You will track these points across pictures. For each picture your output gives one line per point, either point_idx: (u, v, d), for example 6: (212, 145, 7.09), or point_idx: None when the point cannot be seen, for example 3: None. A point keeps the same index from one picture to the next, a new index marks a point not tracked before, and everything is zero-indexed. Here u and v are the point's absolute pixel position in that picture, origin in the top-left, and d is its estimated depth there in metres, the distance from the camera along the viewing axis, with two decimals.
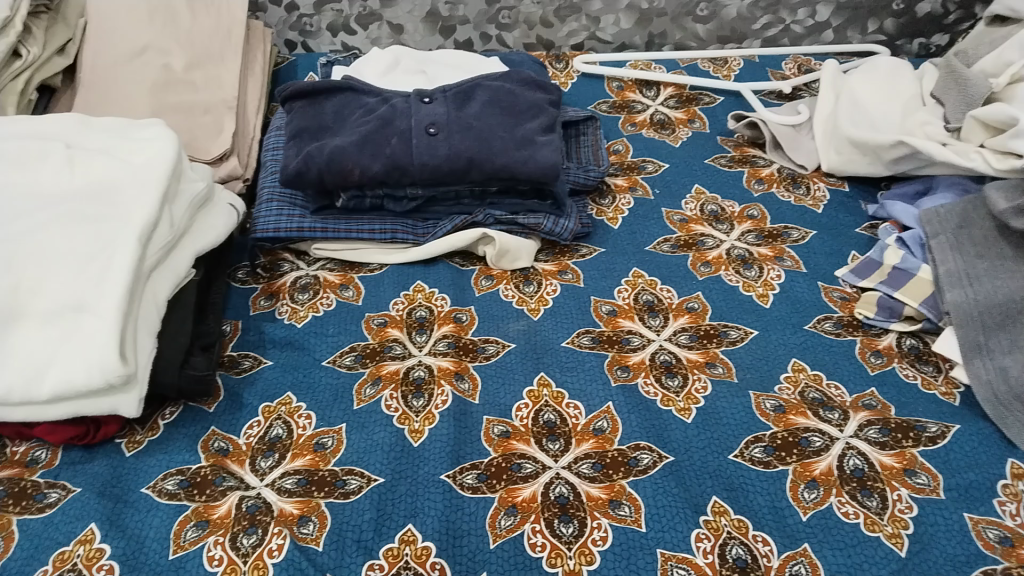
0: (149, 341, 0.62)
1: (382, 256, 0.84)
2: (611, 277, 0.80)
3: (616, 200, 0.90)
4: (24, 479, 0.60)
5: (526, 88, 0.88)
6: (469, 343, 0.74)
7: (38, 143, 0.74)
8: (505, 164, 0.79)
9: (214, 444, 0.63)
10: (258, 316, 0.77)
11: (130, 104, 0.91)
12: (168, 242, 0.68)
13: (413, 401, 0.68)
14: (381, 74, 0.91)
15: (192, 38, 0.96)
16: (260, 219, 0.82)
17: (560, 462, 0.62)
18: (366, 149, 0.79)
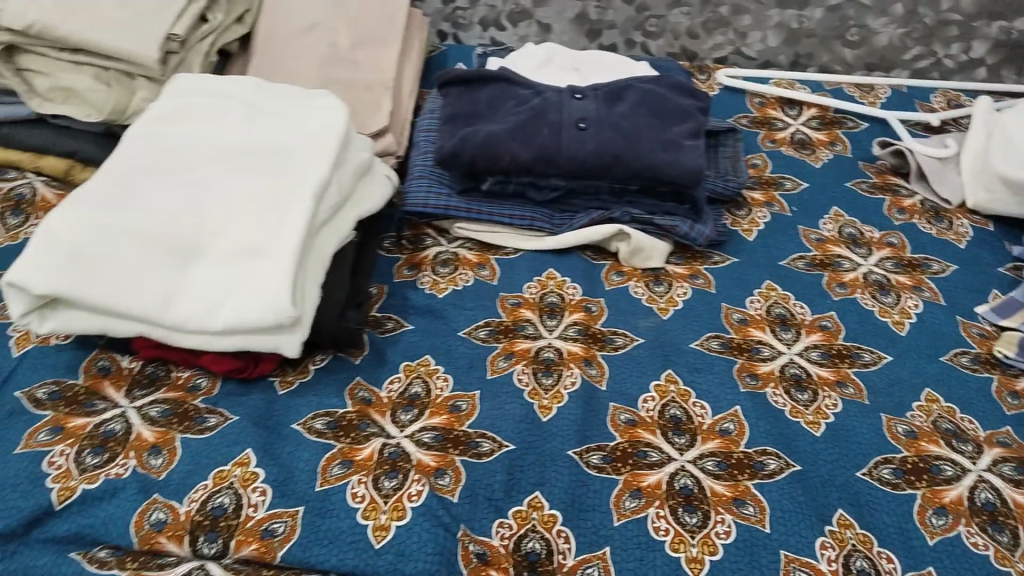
0: (314, 291, 0.67)
1: (518, 241, 0.86)
2: (744, 286, 0.81)
3: (752, 212, 0.91)
4: (187, 403, 0.66)
5: (676, 93, 0.89)
6: (598, 332, 0.76)
7: (222, 102, 0.80)
8: (650, 164, 0.81)
9: (359, 394, 0.69)
10: (403, 284, 0.82)
11: (299, 75, 0.96)
12: (336, 203, 0.73)
13: (544, 378, 0.71)
14: (533, 69, 0.94)
15: (359, 20, 1.01)
16: (410, 194, 0.87)
17: (686, 455, 0.64)
18: (518, 137, 0.82)
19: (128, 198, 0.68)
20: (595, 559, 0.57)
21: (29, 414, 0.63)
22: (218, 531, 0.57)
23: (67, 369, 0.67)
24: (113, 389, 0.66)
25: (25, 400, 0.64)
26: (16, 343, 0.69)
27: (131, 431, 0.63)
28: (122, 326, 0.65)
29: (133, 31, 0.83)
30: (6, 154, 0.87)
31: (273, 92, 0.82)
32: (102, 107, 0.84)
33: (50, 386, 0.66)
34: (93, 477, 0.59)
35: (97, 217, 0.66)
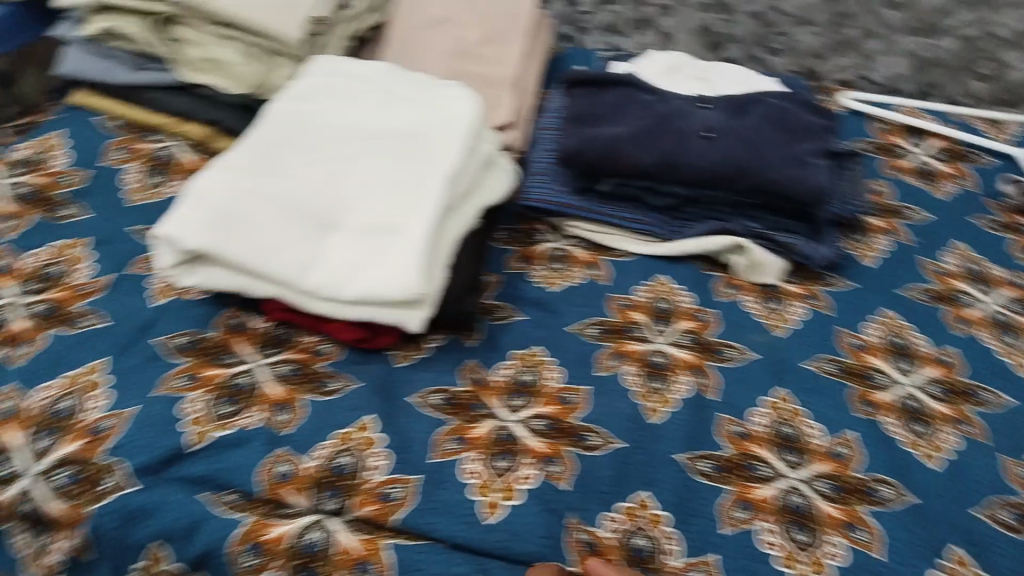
0: (440, 272, 0.69)
1: (631, 245, 0.87)
2: (861, 312, 0.80)
3: (870, 239, 0.89)
4: (311, 365, 0.69)
5: (804, 110, 0.89)
6: (709, 342, 0.76)
7: (361, 85, 0.83)
8: (775, 179, 0.80)
9: (472, 376, 0.70)
10: (516, 275, 0.84)
11: (430, 65, 0.99)
12: (464, 190, 0.75)
13: (653, 382, 0.71)
14: (661, 76, 0.95)
15: (487, 18, 1.03)
16: (530, 189, 0.89)
17: (798, 474, 0.64)
18: (643, 141, 0.83)
19: (273, 168, 0.72)
20: (701, 565, 0.58)
21: (164, 359, 0.67)
22: (339, 488, 0.60)
23: (202, 322, 0.71)
24: (244, 344, 0.69)
25: (163, 346, 0.68)
26: (156, 294, 0.72)
27: (257, 386, 0.66)
28: (260, 287, 0.68)
29: (282, 11, 0.87)
30: (151, 118, 0.91)
31: (409, 78, 0.85)
32: (245, 81, 0.88)
33: (187, 336, 0.69)
34: (225, 425, 0.63)
35: (246, 183, 0.70)
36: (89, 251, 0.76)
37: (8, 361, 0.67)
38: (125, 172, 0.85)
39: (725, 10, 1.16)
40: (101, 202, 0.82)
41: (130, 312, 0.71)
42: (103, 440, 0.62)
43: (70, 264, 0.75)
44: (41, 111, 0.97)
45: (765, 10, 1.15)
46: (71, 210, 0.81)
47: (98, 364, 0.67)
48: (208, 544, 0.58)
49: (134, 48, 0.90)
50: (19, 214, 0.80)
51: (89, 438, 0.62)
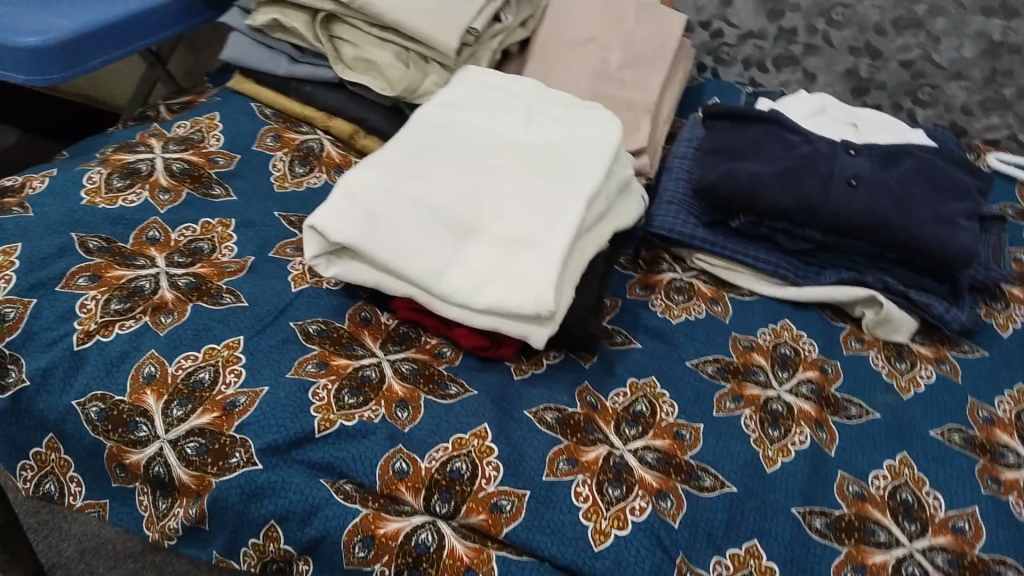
0: (569, 292, 0.70)
1: (756, 284, 0.86)
2: (992, 383, 0.78)
3: (1009, 307, 0.87)
4: (433, 367, 0.70)
5: (955, 168, 0.86)
6: (832, 396, 0.74)
7: (508, 100, 0.85)
8: (920, 236, 0.78)
9: (587, 398, 0.70)
10: (636, 302, 0.83)
11: (571, 84, 1.00)
12: (600, 214, 0.76)
13: (770, 430, 0.70)
14: (805, 117, 0.94)
15: (632, 42, 1.04)
16: (658, 217, 0.88)
17: (915, 544, 0.62)
18: (785, 182, 0.81)
19: (419, 172, 0.74)
20: None
21: (299, 344, 0.69)
22: (452, 493, 0.61)
23: (334, 312, 0.73)
24: (371, 338, 0.72)
25: (297, 329, 0.70)
26: (294, 280, 0.75)
27: (384, 381, 0.67)
28: (394, 285, 0.70)
29: (442, 18, 0.89)
30: (305, 110, 0.96)
31: (553, 99, 0.87)
32: (396, 85, 0.91)
33: (319, 324, 0.72)
34: (350, 416, 0.64)
35: (392, 184, 0.72)
36: (232, 231, 0.80)
37: (154, 329, 0.68)
38: (275, 159, 0.90)
39: (876, 56, 1.11)
40: (249, 186, 0.86)
41: (266, 294, 0.73)
42: (238, 414, 0.63)
43: (217, 241, 0.78)
44: (197, 91, 1.02)
45: (918, 60, 1.09)
46: (223, 189, 0.84)
47: (234, 341, 0.68)
48: (327, 528, 0.60)
49: (297, 42, 0.96)
50: (176, 188, 0.83)
51: (224, 412, 0.63)
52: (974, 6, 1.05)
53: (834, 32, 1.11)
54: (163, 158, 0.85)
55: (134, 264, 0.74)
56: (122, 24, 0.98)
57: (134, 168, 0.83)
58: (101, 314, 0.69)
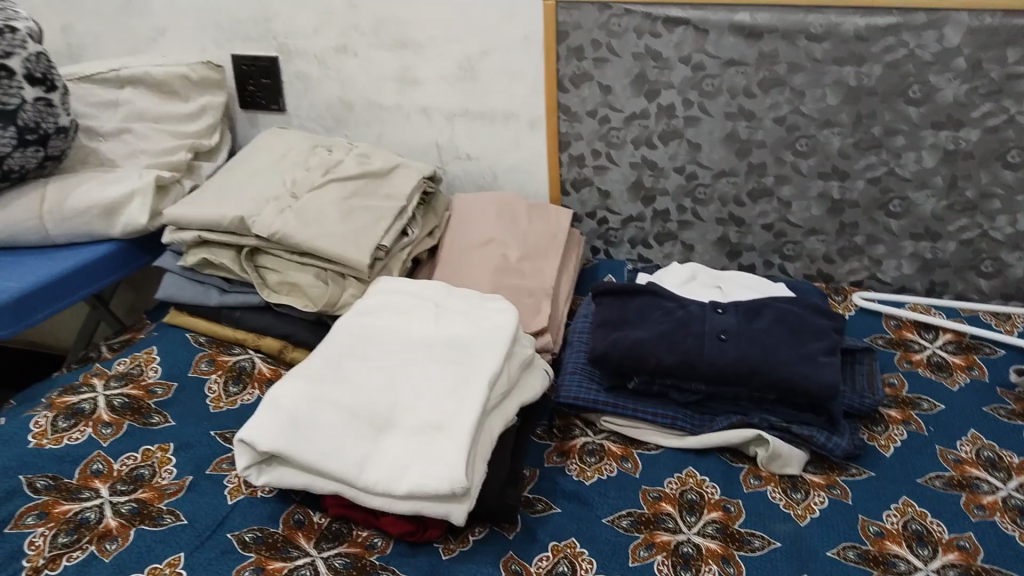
0: (482, 467, 0.76)
1: (660, 437, 0.94)
2: (881, 500, 0.85)
3: (889, 429, 0.97)
4: (365, 558, 0.75)
5: (813, 313, 0.98)
6: (736, 532, 0.81)
7: (416, 302, 0.96)
8: (787, 375, 0.88)
9: (511, 567, 0.75)
10: (552, 468, 0.90)
11: (476, 281, 1.12)
12: (504, 391, 0.85)
13: (682, 572, 0.76)
14: (680, 284, 1.09)
15: (527, 237, 1.18)
16: (564, 387, 0.98)
17: None
18: (664, 343, 0.92)
19: (338, 378, 0.82)
20: None
21: (237, 553, 0.74)
22: None
23: (270, 518, 0.79)
24: (305, 539, 0.77)
25: (234, 540, 0.75)
26: (229, 492, 0.81)
27: None
28: (322, 484, 0.76)
29: (351, 240, 1.02)
30: (235, 334, 1.05)
31: (458, 296, 0.98)
32: (317, 301, 1.01)
33: (255, 531, 0.77)
34: None
35: (314, 391, 0.80)
36: (171, 454, 0.86)
37: (100, 556, 0.73)
38: (209, 382, 0.97)
39: (741, 224, 1.29)
40: (185, 411, 0.93)
41: (206, 512, 0.79)
42: None
43: (157, 465, 0.84)
44: (135, 328, 1.11)
45: (776, 222, 1.27)
46: (162, 416, 0.91)
47: (176, 558, 0.73)
48: None
49: (225, 275, 1.06)
50: (116, 421, 0.89)
51: None
52: (812, 173, 1.21)
53: (701, 208, 1.29)
54: (105, 395, 0.92)
55: (80, 496, 0.79)
56: (66, 278, 1.09)
57: (77, 408, 0.90)
58: (49, 548, 0.73)
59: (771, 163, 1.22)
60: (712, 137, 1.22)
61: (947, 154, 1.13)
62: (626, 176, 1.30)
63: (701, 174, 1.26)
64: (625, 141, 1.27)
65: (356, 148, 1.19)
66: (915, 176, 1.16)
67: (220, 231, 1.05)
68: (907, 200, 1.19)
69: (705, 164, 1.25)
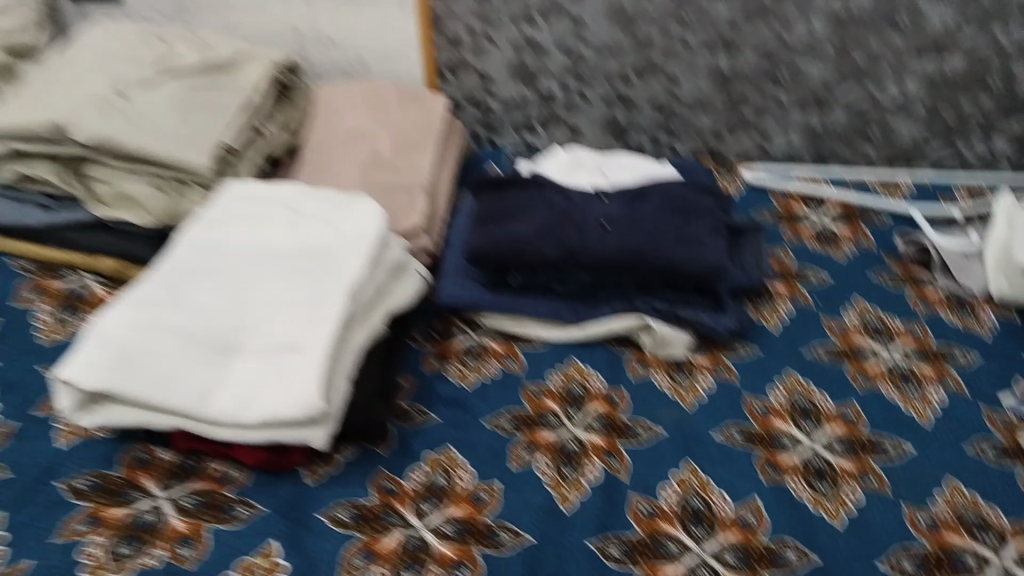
0: (343, 385, 0.70)
1: (543, 331, 0.88)
2: (766, 376, 0.83)
3: (774, 303, 0.93)
4: (219, 493, 0.68)
5: (699, 194, 0.94)
6: (621, 423, 0.77)
7: (268, 207, 0.85)
8: (672, 261, 0.84)
9: (383, 484, 0.70)
10: (430, 374, 0.83)
11: (343, 178, 1.01)
12: (369, 300, 0.77)
13: (564, 469, 0.72)
14: (563, 172, 1.02)
15: (399, 128, 1.08)
16: (443, 289, 0.89)
17: (704, 547, 0.65)
18: (544, 237, 0.86)
19: (176, 299, 0.73)
20: None
21: (68, 504, 0.66)
22: None
23: (106, 461, 0.70)
24: (149, 479, 0.69)
25: (66, 490, 0.68)
26: (60, 436, 0.72)
27: (163, 521, 0.65)
28: (165, 419, 0.68)
29: (190, 143, 0.91)
30: (63, 255, 0.92)
31: (318, 197, 0.87)
32: (155, 211, 0.90)
33: (90, 477, 0.69)
34: (124, 567, 0.62)
35: (146, 317, 0.71)
36: None
37: None
38: (37, 313, 0.86)
39: (628, 104, 1.22)
40: (9, 348, 0.82)
41: (33, 460, 0.70)
42: None
43: None
44: None
45: (663, 99, 1.20)
46: None
47: None
48: None
49: (48, 191, 0.93)
50: None
51: None
52: (699, 46, 1.14)
53: (586, 88, 1.21)
54: None
55: None
56: None
57: None
58: None
59: (657, 36, 1.14)
60: (596, 11, 1.13)
61: (837, 20, 1.08)
62: (506, 58, 1.20)
63: (585, 52, 1.17)
64: (504, 20, 1.16)
65: (197, 39, 1.05)
66: (805, 43, 1.11)
67: (36, 139, 0.92)
68: (796, 68, 1.13)
69: (587, 41, 1.16)
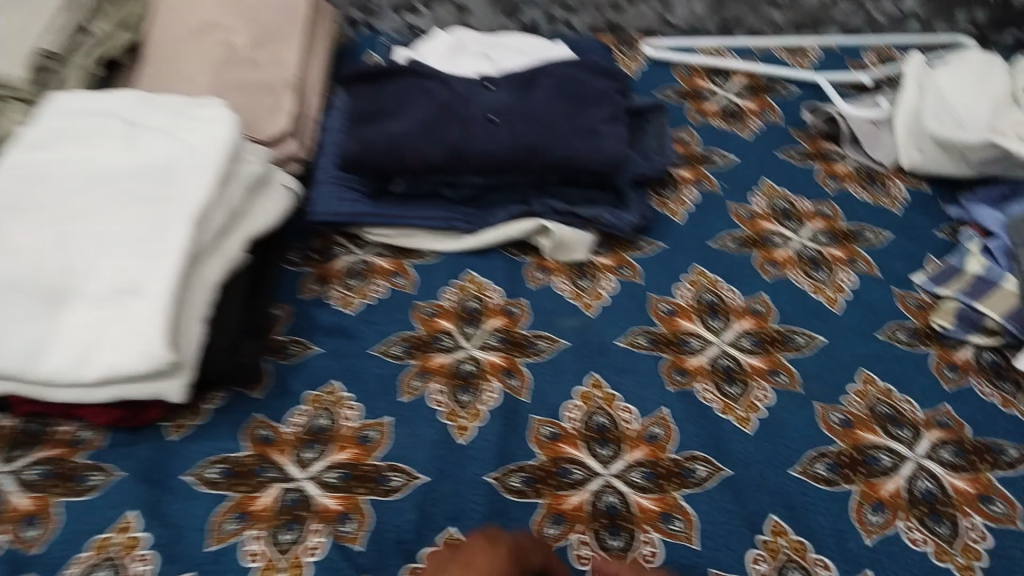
0: (196, 328, 0.62)
1: (435, 243, 0.80)
2: (672, 273, 0.78)
3: (680, 192, 0.87)
4: (69, 460, 0.61)
5: (594, 76, 0.85)
6: (520, 338, 0.71)
7: (97, 119, 0.72)
8: (568, 155, 0.77)
9: (259, 432, 0.64)
10: (308, 301, 0.75)
11: (192, 80, 0.88)
12: (223, 225, 0.68)
13: (461, 396, 0.66)
14: (444, 58, 0.91)
15: (257, 18, 0.94)
16: (317, 203, 0.80)
17: (611, 469, 0.61)
18: (426, 137, 0.77)
19: None
20: None
21: None
22: None
23: None
24: None
25: None
26: None
27: (3, 501, 0.58)
28: None
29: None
30: None
31: (157, 105, 0.75)
32: None
33: None
34: None
35: None
36: None
37: None
38: None
39: None
40: None
41: None
42: None
43: None
44: None
45: None
46: None
47: None
48: None
49: None
50: None
51: None
52: None
53: None
54: None
55: None
56: None
57: None
58: None
59: None
60: None
61: None
62: None
63: None
64: None
65: None
66: None
67: None
68: None
69: None
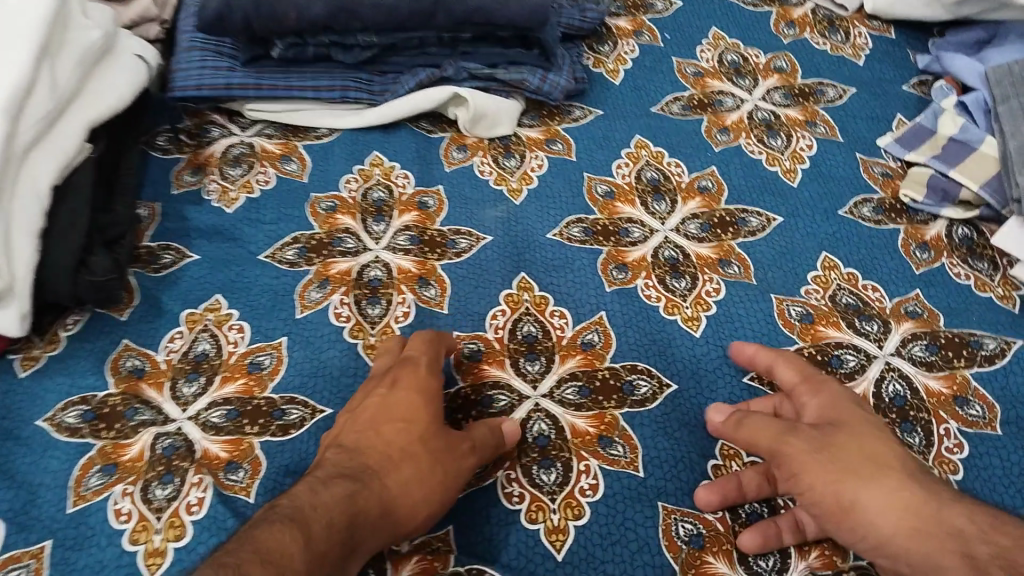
0: (30, 244, 0.50)
1: (331, 119, 0.68)
2: (609, 148, 0.67)
3: (617, 46, 0.75)
4: None
5: None
6: (436, 235, 0.61)
7: None
8: (479, 6, 0.63)
9: (126, 364, 0.53)
10: (181, 198, 0.63)
11: None
12: (52, 110, 0.54)
13: (368, 307, 0.57)
14: None
15: None
16: (179, 73, 0.66)
17: (541, 389, 0.53)
18: None
19: None
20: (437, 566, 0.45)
21: None
22: None
23: None
24: None
25: None
26: None
27: None
28: None
29: None
30: None
31: None
32: None
33: None
34: None
35: None
36: None
37: None
38: None
39: None
40: None
41: None
42: None
43: None
44: None
45: None
46: None
47: None
48: None
49: None
50: None
51: None
52: None
53: None
54: None
55: None
56: None
57: None
58: None
59: None
60: None
61: None
62: None
63: None
64: None
65: None
66: None
67: None
68: None
69: None
